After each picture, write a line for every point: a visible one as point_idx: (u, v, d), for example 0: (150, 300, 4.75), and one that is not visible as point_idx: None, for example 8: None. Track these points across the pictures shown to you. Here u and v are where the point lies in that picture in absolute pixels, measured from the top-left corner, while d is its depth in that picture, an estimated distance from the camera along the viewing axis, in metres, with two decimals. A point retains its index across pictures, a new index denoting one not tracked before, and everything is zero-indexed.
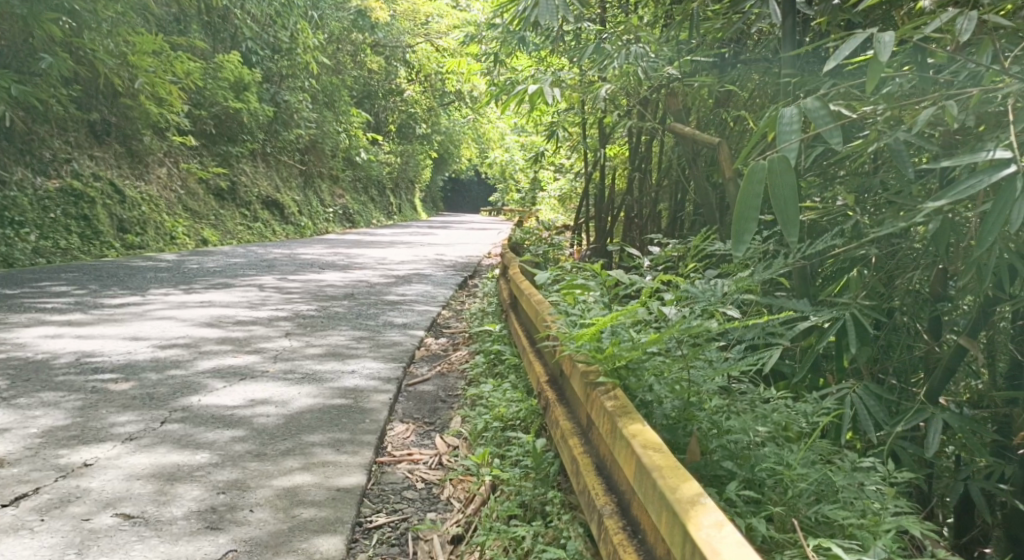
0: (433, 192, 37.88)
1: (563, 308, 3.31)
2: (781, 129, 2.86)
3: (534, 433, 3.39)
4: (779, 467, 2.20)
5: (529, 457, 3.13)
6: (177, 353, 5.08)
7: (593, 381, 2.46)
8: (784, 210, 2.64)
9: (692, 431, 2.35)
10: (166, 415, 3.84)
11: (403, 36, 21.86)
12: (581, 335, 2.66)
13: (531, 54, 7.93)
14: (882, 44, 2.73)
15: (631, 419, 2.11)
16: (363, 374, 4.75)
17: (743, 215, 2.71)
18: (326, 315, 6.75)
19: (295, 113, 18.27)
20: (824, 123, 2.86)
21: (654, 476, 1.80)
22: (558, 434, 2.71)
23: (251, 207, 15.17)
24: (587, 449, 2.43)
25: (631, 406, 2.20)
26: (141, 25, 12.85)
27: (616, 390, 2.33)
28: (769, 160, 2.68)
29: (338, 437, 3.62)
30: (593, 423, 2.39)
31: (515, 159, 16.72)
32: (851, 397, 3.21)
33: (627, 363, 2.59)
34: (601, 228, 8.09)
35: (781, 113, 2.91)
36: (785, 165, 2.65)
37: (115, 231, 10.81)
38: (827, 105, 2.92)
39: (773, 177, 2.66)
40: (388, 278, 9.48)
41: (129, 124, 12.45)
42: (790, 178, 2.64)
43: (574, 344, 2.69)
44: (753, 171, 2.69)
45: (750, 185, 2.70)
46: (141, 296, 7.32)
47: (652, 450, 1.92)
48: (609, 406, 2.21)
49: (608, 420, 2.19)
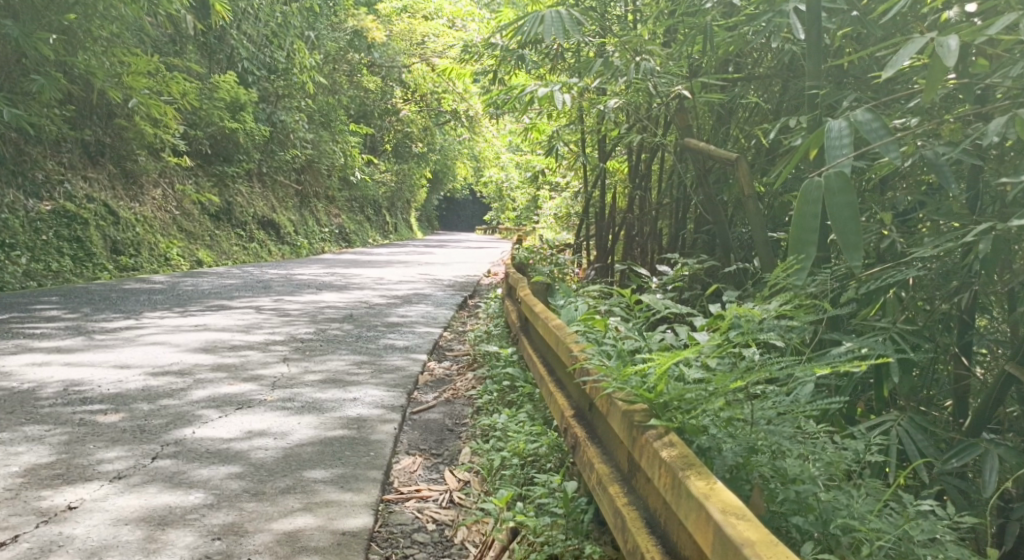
0: (428, 212, 37.77)
1: (592, 335, 3.02)
2: (830, 145, 2.74)
3: (565, 472, 3.10)
4: (852, 522, 1.96)
5: (558, 502, 2.88)
6: (170, 381, 4.83)
7: (640, 424, 2.19)
8: (844, 229, 2.58)
9: (757, 480, 2.07)
10: (158, 449, 3.59)
11: (399, 56, 21.58)
12: (625, 370, 2.37)
13: (532, 72, 7.77)
14: (945, 48, 2.57)
15: (698, 473, 1.85)
16: (366, 402, 4.49)
17: (800, 235, 2.71)
18: (324, 338, 6.52)
19: (291, 133, 18.07)
20: (878, 137, 2.74)
21: (744, 553, 1.53)
22: (592, 478, 2.48)
23: (246, 227, 14.99)
24: (631, 500, 2.19)
25: (692, 457, 1.94)
26: (138, 46, 12.61)
27: (672, 436, 2.06)
28: (825, 178, 2.66)
29: (343, 472, 3.38)
30: (642, 472, 2.13)
31: (512, 177, 16.54)
32: (896, 430, 2.96)
33: (682, 401, 2.30)
34: (603, 246, 7.91)
35: (831, 127, 2.78)
36: (843, 183, 2.61)
37: (107, 252, 10.58)
38: (880, 118, 2.79)
39: (831, 194, 2.64)
40: (387, 299, 9.25)
41: (124, 145, 12.32)
42: (848, 197, 2.60)
43: (615, 380, 2.41)
44: (807, 190, 2.69)
45: (807, 205, 2.69)
46: (133, 320, 7.08)
47: (735, 517, 1.64)
48: (666, 457, 1.94)
49: (666, 473, 1.93)
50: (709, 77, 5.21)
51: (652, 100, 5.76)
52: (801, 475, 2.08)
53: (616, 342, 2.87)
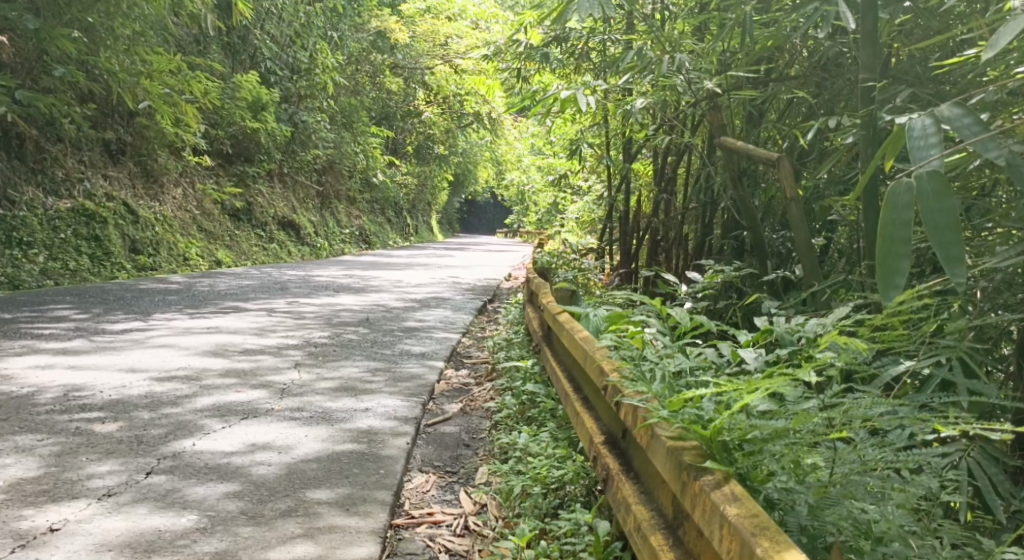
0: (450, 214, 37.69)
1: (629, 351, 2.74)
2: (914, 144, 2.46)
3: (595, 509, 2.84)
4: None
5: (590, 545, 2.62)
6: (176, 387, 4.59)
7: (694, 468, 1.93)
8: (942, 238, 2.25)
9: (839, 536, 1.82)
10: (154, 463, 3.34)
11: (423, 58, 21.34)
12: (674, 402, 2.11)
13: (557, 71, 7.48)
14: None
15: (772, 542, 1.59)
16: (379, 413, 4.23)
17: (888, 247, 2.33)
18: (339, 343, 6.27)
19: (313, 133, 17.88)
20: (970, 133, 2.44)
21: None
22: (629, 520, 2.22)
23: (266, 228, 14.80)
24: (678, 554, 1.94)
25: (764, 516, 1.68)
26: (161, 45, 12.43)
27: (735, 485, 1.80)
28: (916, 179, 2.34)
29: (349, 493, 3.12)
30: (694, 523, 1.88)
31: (533, 180, 16.32)
32: (968, 463, 2.67)
33: (742, 441, 2.04)
34: (627, 251, 7.65)
35: (913, 124, 2.52)
36: (940, 186, 2.29)
37: (126, 251, 10.40)
38: (971, 113, 2.51)
39: (924, 198, 2.31)
40: (405, 303, 8.99)
41: (145, 144, 12.14)
42: (947, 199, 2.28)
43: (661, 410, 2.16)
44: (895, 193, 2.35)
45: (894, 211, 2.34)
46: (143, 321, 6.85)
47: None
48: (733, 516, 1.69)
49: (732, 534, 1.68)
50: (745, 74, 4.89)
51: (682, 98, 5.44)
52: (889, 533, 1.83)
53: (657, 362, 2.60)
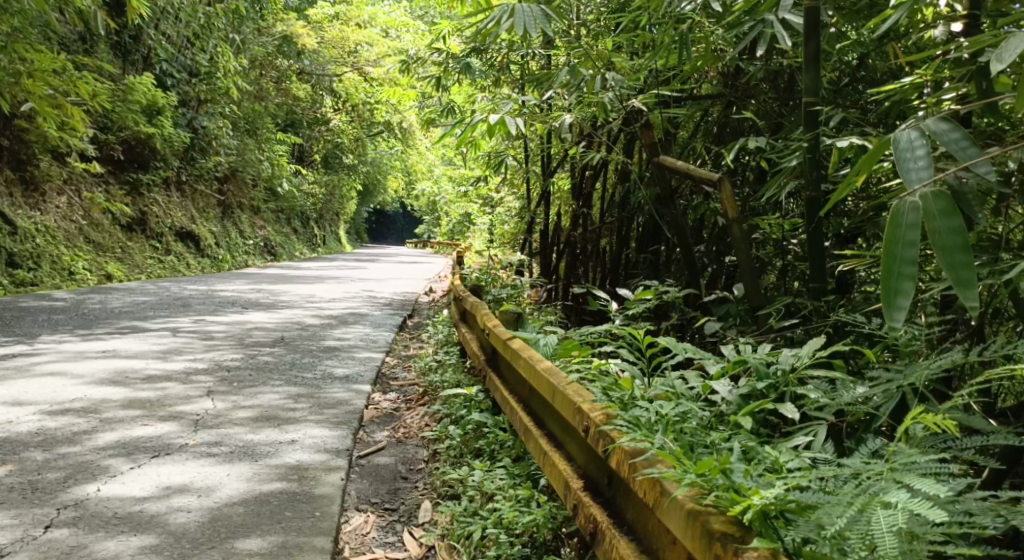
0: (358, 224, 37.16)
1: (614, 394, 2.59)
2: (904, 158, 2.33)
3: None
4: None
5: None
6: (71, 421, 4.17)
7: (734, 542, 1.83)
8: (952, 262, 2.12)
9: None
10: (53, 514, 2.97)
11: (329, 65, 20.06)
12: (713, 466, 2.01)
13: (475, 81, 7.21)
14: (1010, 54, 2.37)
15: None
16: (306, 445, 3.91)
17: (893, 269, 2.17)
18: (253, 366, 5.88)
19: (214, 141, 17.18)
20: (961, 153, 2.34)
21: None
22: None
23: (162, 239, 14.17)
24: None
25: None
26: (43, 42, 11.64)
27: None
28: (921, 198, 2.20)
29: (281, 541, 2.83)
30: None
31: (444, 191, 16.01)
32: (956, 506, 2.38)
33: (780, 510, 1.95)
34: (550, 265, 7.46)
35: (899, 137, 2.40)
36: (946, 206, 2.16)
37: (3, 266, 9.72)
38: (960, 129, 2.40)
39: (930, 218, 2.17)
40: (320, 320, 8.59)
41: (24, 149, 11.38)
42: (954, 220, 2.14)
43: (685, 473, 2.03)
44: (899, 213, 2.21)
45: (897, 230, 2.20)
46: (29, 345, 6.31)
47: None
48: None
49: None
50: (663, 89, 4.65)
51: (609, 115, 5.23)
52: None
53: (651, 409, 2.45)
